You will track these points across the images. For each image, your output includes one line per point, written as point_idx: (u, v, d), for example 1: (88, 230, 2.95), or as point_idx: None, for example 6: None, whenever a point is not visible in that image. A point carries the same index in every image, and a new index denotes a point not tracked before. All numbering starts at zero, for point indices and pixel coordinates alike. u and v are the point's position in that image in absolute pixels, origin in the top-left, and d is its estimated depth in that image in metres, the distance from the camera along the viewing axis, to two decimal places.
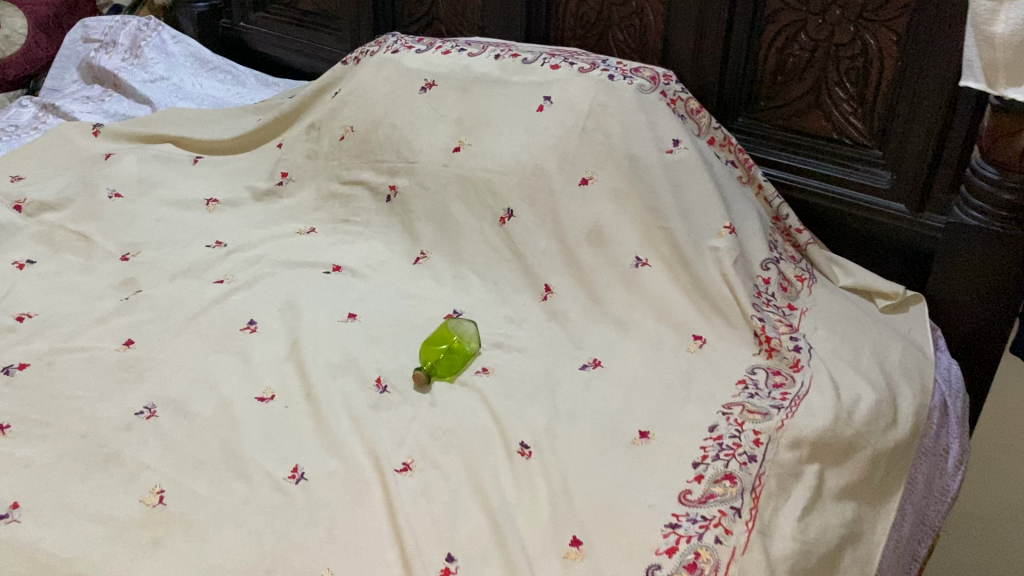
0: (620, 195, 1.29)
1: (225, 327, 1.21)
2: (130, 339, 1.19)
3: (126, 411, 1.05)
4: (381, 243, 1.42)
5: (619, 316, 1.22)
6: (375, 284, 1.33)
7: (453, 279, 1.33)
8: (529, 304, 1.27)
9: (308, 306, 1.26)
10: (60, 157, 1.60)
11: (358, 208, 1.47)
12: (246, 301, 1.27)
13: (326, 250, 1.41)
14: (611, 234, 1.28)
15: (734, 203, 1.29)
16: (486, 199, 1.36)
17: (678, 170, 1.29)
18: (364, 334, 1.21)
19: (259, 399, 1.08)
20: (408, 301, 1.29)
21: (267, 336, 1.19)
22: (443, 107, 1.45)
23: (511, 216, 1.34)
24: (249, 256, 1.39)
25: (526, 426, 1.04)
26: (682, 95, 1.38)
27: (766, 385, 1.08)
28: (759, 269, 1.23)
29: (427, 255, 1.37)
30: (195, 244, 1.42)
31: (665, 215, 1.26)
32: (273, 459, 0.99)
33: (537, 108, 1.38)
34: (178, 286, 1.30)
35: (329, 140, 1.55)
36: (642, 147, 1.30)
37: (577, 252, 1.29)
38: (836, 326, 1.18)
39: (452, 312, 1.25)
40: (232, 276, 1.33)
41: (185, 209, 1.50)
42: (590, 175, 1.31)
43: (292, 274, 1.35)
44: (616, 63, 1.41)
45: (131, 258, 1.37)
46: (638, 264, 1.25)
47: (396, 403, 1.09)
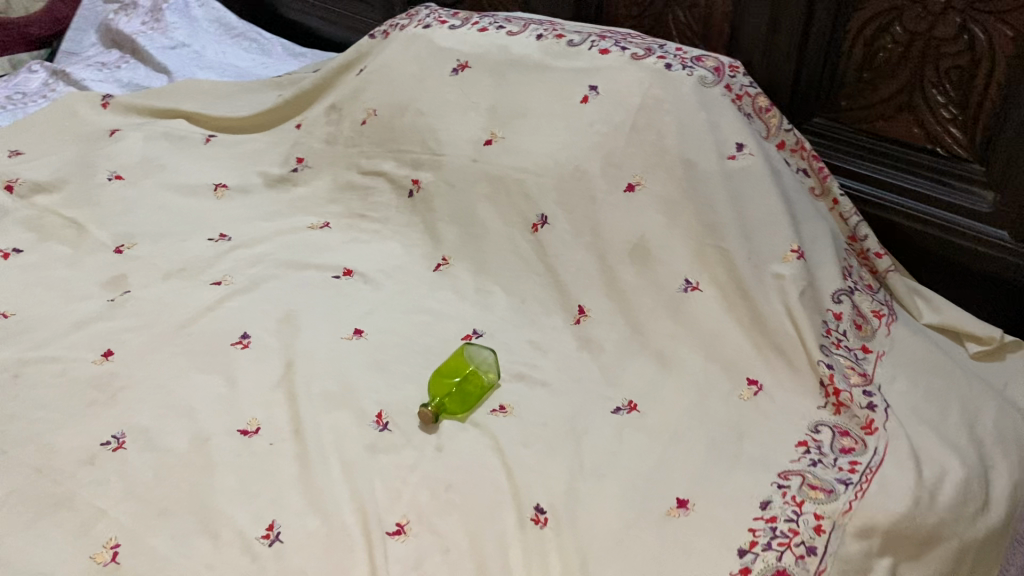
0: (672, 206, 1.12)
1: (216, 341, 1.08)
2: (109, 350, 1.06)
3: (91, 440, 0.93)
4: (399, 245, 1.27)
5: (661, 349, 1.06)
6: (388, 293, 1.19)
7: (475, 292, 1.18)
8: (559, 327, 1.11)
9: (310, 320, 1.12)
10: (63, 132, 1.49)
11: (377, 204, 1.33)
12: (243, 310, 1.14)
13: (339, 251, 1.27)
14: (657, 251, 1.12)
15: (804, 221, 1.11)
16: (517, 201, 1.20)
17: (740, 181, 1.12)
18: (369, 356, 1.07)
19: (241, 432, 0.95)
20: (423, 317, 1.14)
21: (260, 354, 1.06)
22: (476, 94, 1.28)
23: (544, 223, 1.18)
24: (253, 255, 1.26)
25: (543, 486, 0.89)
26: (750, 90, 1.19)
27: (832, 450, 0.91)
28: (830, 302, 1.06)
29: (449, 262, 1.23)
30: (197, 237, 1.29)
31: (723, 232, 1.09)
32: (246, 511, 0.86)
33: (582, 99, 1.21)
34: (171, 289, 1.17)
35: (349, 124, 1.39)
36: (700, 151, 1.13)
37: (617, 271, 1.13)
38: (919, 376, 0.99)
39: (471, 333, 1.11)
40: (230, 277, 1.21)
41: (190, 196, 1.37)
42: (638, 181, 1.15)
43: (297, 278, 1.21)
44: (675, 50, 1.22)
45: (125, 251, 1.24)
46: (688, 289, 1.09)
47: (396, 445, 0.95)
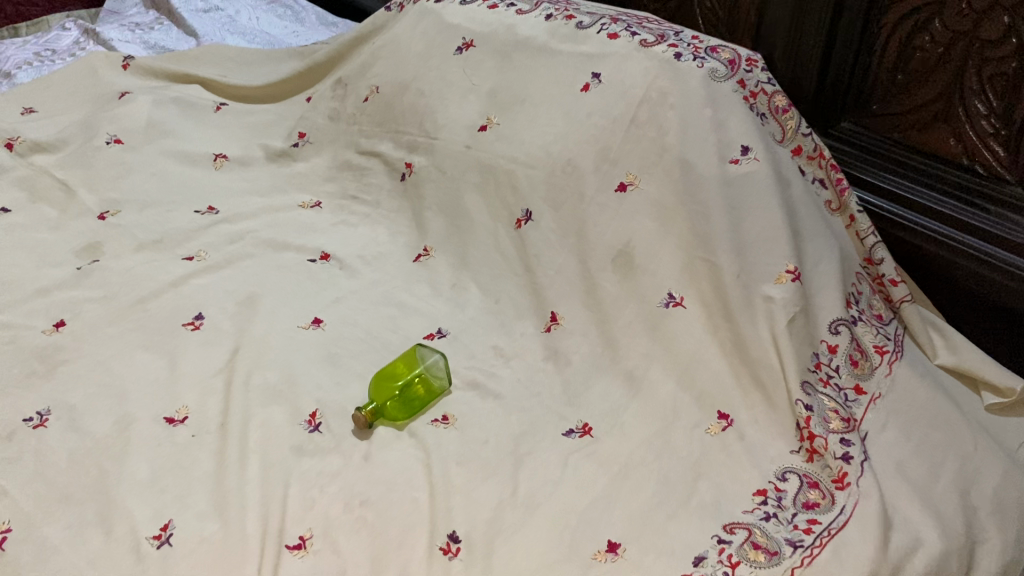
0: (663, 210, 1.02)
1: (170, 320, 1.04)
2: (62, 321, 1.04)
3: (16, 415, 0.91)
4: (385, 232, 1.21)
5: (632, 367, 0.96)
6: (361, 281, 1.12)
7: (451, 288, 1.10)
8: (528, 334, 1.03)
9: (271, 304, 1.07)
10: (78, 92, 1.47)
11: (371, 185, 1.27)
12: (207, 288, 1.09)
13: (323, 232, 1.21)
14: (642, 259, 1.01)
15: (809, 238, 0.99)
16: (504, 192, 1.12)
17: (740, 188, 1.00)
18: (321, 349, 1.01)
19: (167, 420, 0.91)
20: (389, 310, 1.07)
21: (211, 338, 1.01)
22: (477, 75, 1.20)
23: (528, 219, 1.09)
24: (236, 230, 1.20)
25: (466, 511, 0.82)
26: (767, 87, 1.07)
27: (794, 503, 0.80)
28: (825, 332, 0.94)
29: (430, 253, 1.16)
30: (185, 208, 1.25)
31: (713, 244, 0.98)
32: (147, 507, 0.81)
33: (583, 87, 1.11)
34: (142, 260, 1.14)
35: (353, 101, 1.33)
36: (700, 152, 1.02)
37: (598, 277, 1.03)
38: (914, 426, 0.87)
39: (435, 332, 1.04)
40: (205, 253, 1.16)
41: (188, 165, 1.34)
42: (631, 180, 1.05)
43: (272, 258, 1.16)
44: (691, 38, 1.11)
45: (108, 218, 1.22)
46: (670, 304, 0.98)
47: (324, 449, 0.88)
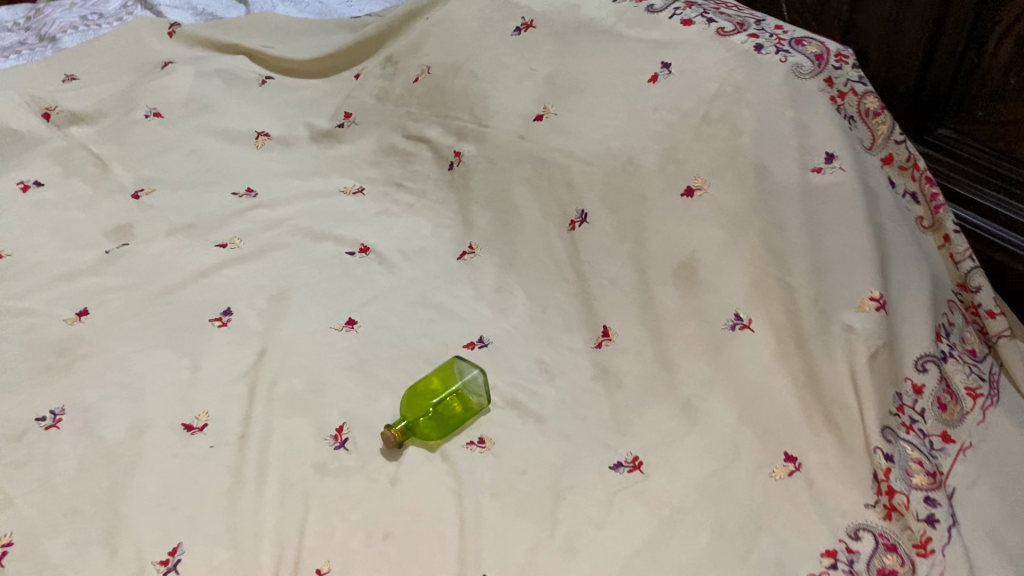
0: (734, 220, 0.92)
1: (196, 314, 0.98)
2: (85, 309, 0.99)
3: (29, 414, 0.86)
4: (428, 224, 1.12)
5: (689, 395, 0.87)
6: (400, 279, 1.05)
7: (494, 291, 1.02)
8: (576, 349, 0.94)
9: (303, 300, 1.00)
10: (121, 60, 1.42)
11: (416, 173, 1.19)
12: (239, 280, 1.03)
13: (363, 223, 1.14)
14: (706, 274, 0.92)
15: (897, 260, 0.88)
16: (558, 190, 1.03)
17: (822, 200, 0.90)
18: (352, 354, 0.94)
19: (185, 427, 0.85)
20: (427, 313, 1.00)
21: (238, 337, 0.95)
22: (535, 59, 1.11)
23: (582, 221, 1.00)
24: (273, 217, 1.14)
25: (498, 553, 0.74)
26: (857, 86, 0.96)
27: (868, 568, 0.71)
28: (911, 369, 0.83)
29: (475, 251, 1.07)
30: (222, 190, 1.19)
31: (788, 263, 0.88)
32: (155, 526, 0.75)
33: (650, 77, 1.01)
34: (173, 246, 1.08)
35: (402, 80, 1.25)
36: (778, 157, 0.92)
37: (656, 290, 0.94)
38: (1011, 488, 0.78)
39: (476, 340, 0.96)
40: (239, 241, 1.10)
41: (228, 143, 1.27)
42: (699, 184, 0.95)
43: (307, 249, 1.09)
44: (773, 28, 1.01)
45: (142, 197, 1.17)
46: (736, 326, 0.89)
47: (349, 469, 0.82)
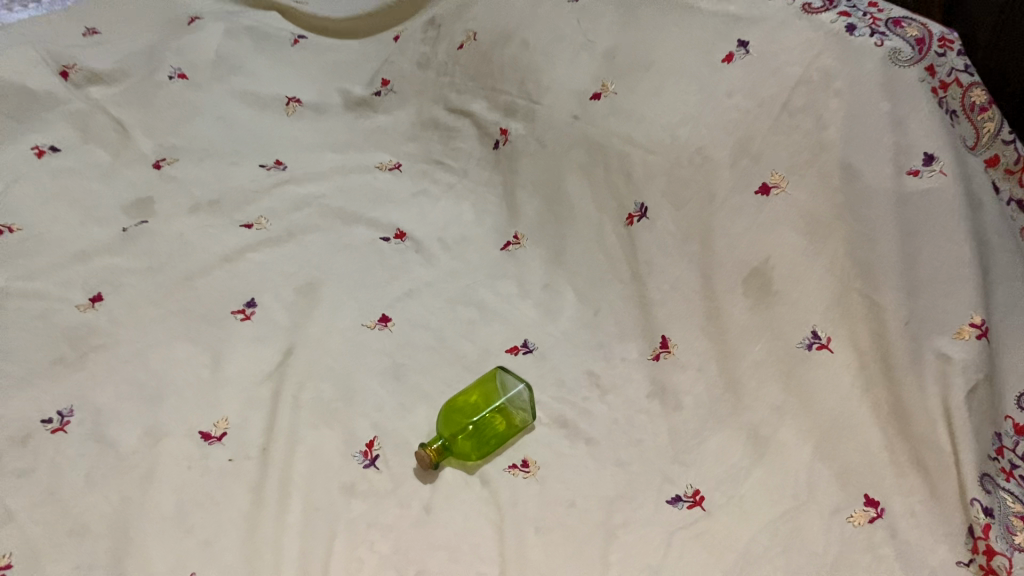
0: (815, 225, 0.83)
1: (218, 304, 0.90)
2: (99, 294, 0.91)
3: (35, 414, 0.79)
4: (469, 209, 1.03)
5: (756, 423, 0.79)
6: (438, 271, 0.96)
7: (541, 290, 0.93)
8: (630, 360, 0.85)
9: (333, 293, 0.92)
10: (145, 14, 1.32)
11: (458, 150, 1.10)
12: (265, 266, 0.95)
13: (399, 204, 1.05)
14: (781, 284, 0.83)
15: (1001, 280, 0.78)
16: (616, 180, 0.94)
17: (919, 208, 0.79)
18: (385, 358, 0.86)
19: (203, 436, 0.78)
20: (467, 313, 0.91)
21: (263, 332, 0.88)
22: (594, 30, 1.00)
23: (642, 215, 0.92)
24: (303, 195, 1.05)
25: None
26: (963, 76, 0.84)
27: None
28: (1012, 407, 0.74)
29: (521, 241, 0.98)
30: (249, 162, 1.10)
31: (877, 279, 0.79)
32: (167, 553, 0.68)
33: (725, 57, 0.91)
34: (195, 224, 1.00)
35: (446, 47, 1.15)
36: (870, 156, 0.81)
37: (722, 299, 0.85)
38: None
39: (519, 345, 0.88)
40: (265, 220, 1.01)
41: (257, 108, 1.19)
42: (776, 181, 0.85)
43: (339, 234, 1.00)
44: (867, 6, 0.89)
45: (163, 167, 1.09)
46: (813, 346, 0.80)
47: (380, 493, 0.74)
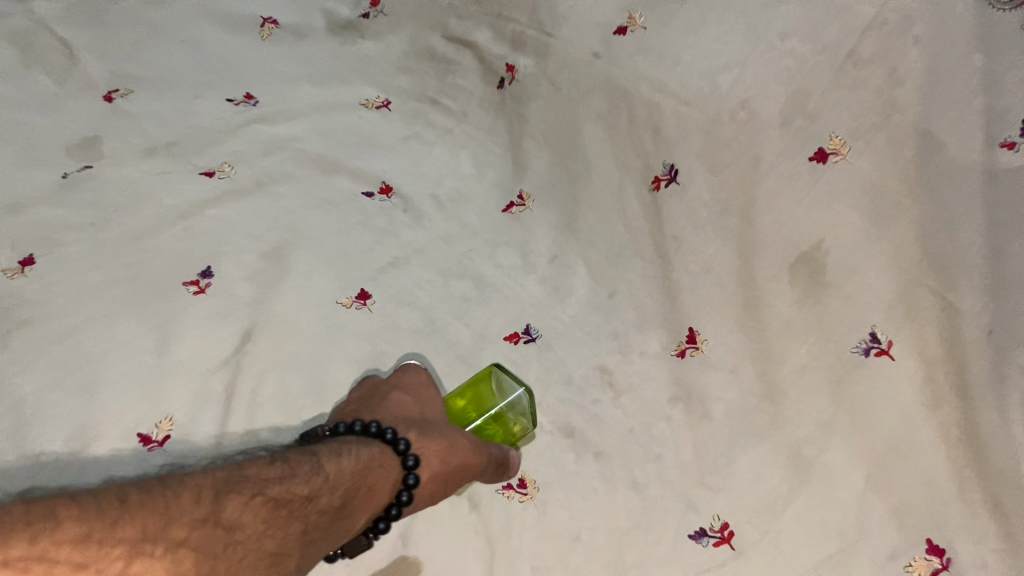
0: (882, 205, 0.68)
1: (167, 271, 0.77)
2: (30, 256, 0.77)
3: None
4: (468, 160, 0.89)
5: (800, 440, 0.66)
6: (431, 236, 0.83)
7: (549, 263, 0.80)
8: (651, 355, 0.73)
9: (307, 262, 0.80)
10: None
11: (459, 89, 0.94)
12: (227, 225, 0.82)
13: (388, 151, 0.91)
14: (836, 273, 0.69)
15: None
16: (641, 134, 0.80)
17: (1015, 189, 0.61)
18: (365, 344, 0.75)
19: (142, 438, 0.67)
20: (462, 289, 0.80)
21: (222, 308, 0.75)
22: None
23: (672, 178, 0.77)
24: (275, 137, 0.91)
25: None
26: None
27: None
28: None
29: (526, 202, 0.84)
30: (214, 94, 0.95)
31: (956, 273, 0.64)
32: None
33: None
34: (149, 171, 0.86)
35: None
36: (956, 122, 0.65)
37: (764, 287, 0.71)
38: None
39: (521, 332, 0.76)
40: (229, 167, 0.87)
41: (227, 28, 1.01)
42: (835, 146, 0.70)
43: (316, 186, 0.87)
44: None
45: (116, 99, 0.94)
46: (872, 351, 0.66)
47: None
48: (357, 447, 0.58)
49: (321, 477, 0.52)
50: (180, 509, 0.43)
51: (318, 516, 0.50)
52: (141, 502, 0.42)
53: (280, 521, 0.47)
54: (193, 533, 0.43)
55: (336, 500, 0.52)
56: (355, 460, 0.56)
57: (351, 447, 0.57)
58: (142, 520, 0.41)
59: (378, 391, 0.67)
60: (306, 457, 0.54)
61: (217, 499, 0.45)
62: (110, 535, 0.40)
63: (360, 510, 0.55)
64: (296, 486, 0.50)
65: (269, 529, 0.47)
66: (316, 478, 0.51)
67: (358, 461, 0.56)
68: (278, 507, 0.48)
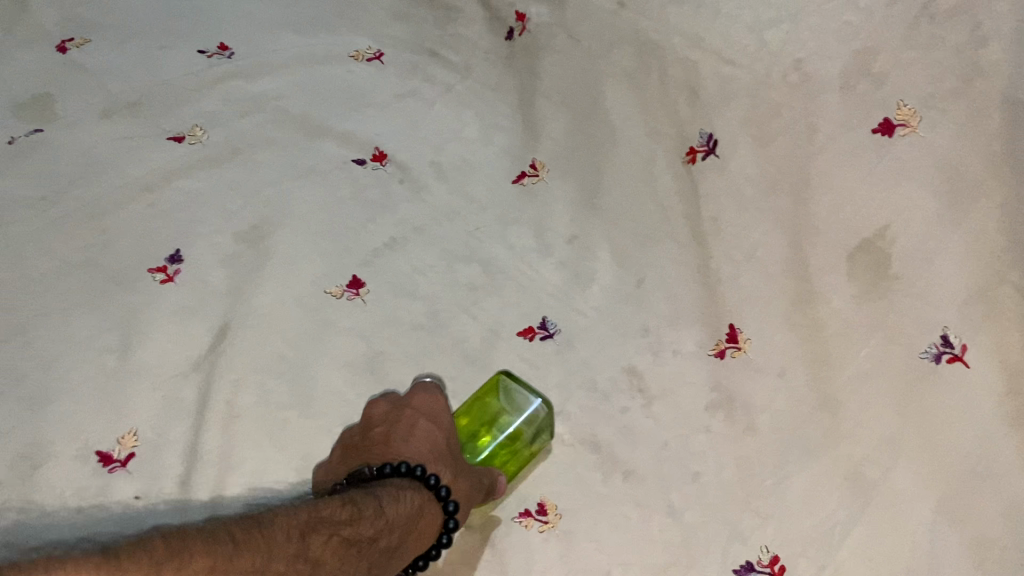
0: (958, 186, 0.58)
1: (131, 257, 0.68)
2: None
3: None
4: (473, 121, 0.78)
5: (860, 459, 0.56)
6: (431, 210, 0.73)
7: (568, 244, 0.70)
8: (686, 355, 0.63)
9: (291, 244, 0.70)
10: None
11: (461, 40, 0.83)
12: (199, 200, 0.72)
13: (380, 110, 0.79)
14: (902, 264, 0.59)
15: None
16: (674, 98, 0.71)
17: None
18: (357, 341, 0.66)
19: (103, 458, 0.59)
20: (468, 274, 0.70)
21: (193, 301, 0.66)
22: None
23: (710, 149, 0.68)
24: (253, 95, 0.80)
25: None
26: None
27: None
28: None
29: (539, 172, 0.74)
30: (182, 43, 0.83)
31: None
32: None
33: None
34: (108, 136, 0.75)
35: None
36: None
37: (817, 278, 0.62)
38: None
39: (537, 326, 0.67)
40: (201, 131, 0.77)
41: None
42: (902, 118, 0.60)
43: (299, 151, 0.76)
44: None
45: (71, 51, 0.82)
46: (944, 358, 0.56)
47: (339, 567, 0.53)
48: (409, 489, 0.51)
49: (380, 519, 0.46)
50: (276, 543, 0.38)
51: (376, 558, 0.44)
52: (248, 536, 0.38)
53: (352, 563, 0.41)
54: (291, 567, 0.38)
55: (397, 545, 0.46)
56: (409, 503, 0.49)
57: (403, 489, 0.50)
58: (256, 549, 0.37)
59: (402, 419, 0.58)
60: (363, 497, 0.47)
61: (304, 537, 0.40)
62: (233, 564, 0.35)
63: (406, 556, 0.48)
64: (361, 528, 0.44)
65: (345, 571, 0.41)
66: (381, 518, 0.46)
67: (414, 504, 0.50)
68: (348, 549, 0.42)
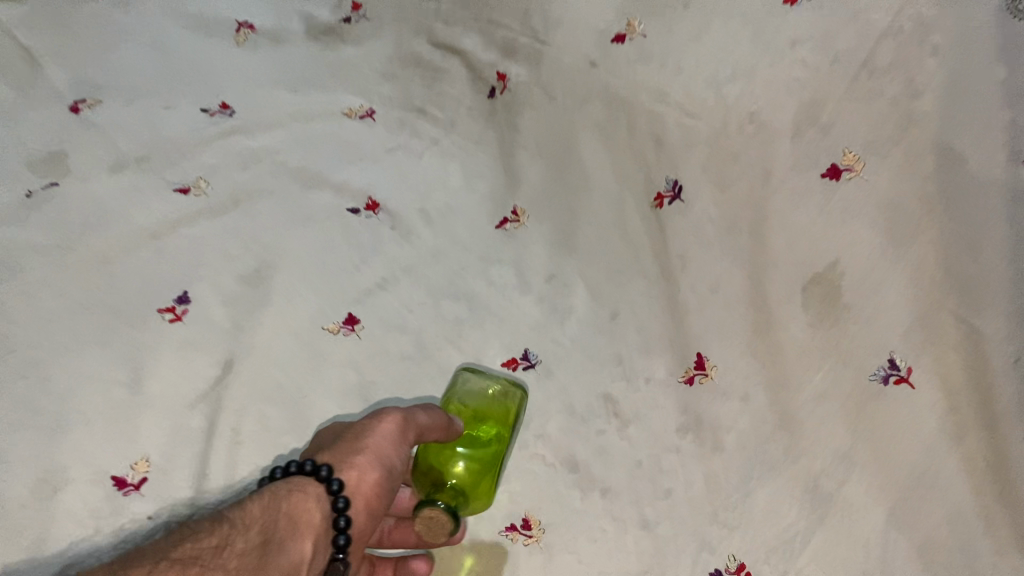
0: (899, 222, 0.64)
1: (140, 298, 0.73)
2: None
3: None
4: (458, 171, 0.84)
5: (817, 472, 0.61)
6: (419, 251, 0.79)
7: (546, 282, 0.76)
8: (656, 382, 0.69)
9: (288, 285, 0.76)
10: None
11: (444, 96, 0.90)
12: (202, 244, 0.78)
13: (371, 162, 0.86)
14: (852, 294, 0.65)
15: None
16: (643, 147, 0.77)
17: None
18: (350, 372, 0.71)
19: (118, 483, 0.63)
20: (455, 310, 0.75)
21: (198, 336, 0.71)
22: None
23: (675, 195, 0.75)
24: (253, 148, 0.86)
25: None
26: None
27: None
28: None
29: (520, 218, 0.80)
30: (187, 104, 0.90)
31: (977, 296, 0.59)
32: None
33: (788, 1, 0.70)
34: (118, 187, 0.81)
35: None
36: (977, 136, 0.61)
37: (776, 309, 0.67)
38: None
39: (519, 356, 0.72)
40: (204, 184, 0.83)
41: (201, 37, 0.96)
42: (849, 163, 0.67)
43: (296, 200, 0.82)
44: None
45: (82, 110, 0.88)
46: (893, 379, 0.61)
47: None
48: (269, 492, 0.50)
49: (226, 526, 0.45)
50: None
51: (244, 555, 0.44)
52: None
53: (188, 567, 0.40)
54: None
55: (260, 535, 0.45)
56: (262, 499, 0.48)
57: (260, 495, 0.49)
58: None
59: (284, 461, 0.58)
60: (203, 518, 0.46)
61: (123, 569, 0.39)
62: None
63: (293, 538, 0.47)
64: (198, 543, 0.43)
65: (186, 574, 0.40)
66: (222, 524, 0.45)
67: (269, 498, 0.49)
68: (185, 566, 0.41)
